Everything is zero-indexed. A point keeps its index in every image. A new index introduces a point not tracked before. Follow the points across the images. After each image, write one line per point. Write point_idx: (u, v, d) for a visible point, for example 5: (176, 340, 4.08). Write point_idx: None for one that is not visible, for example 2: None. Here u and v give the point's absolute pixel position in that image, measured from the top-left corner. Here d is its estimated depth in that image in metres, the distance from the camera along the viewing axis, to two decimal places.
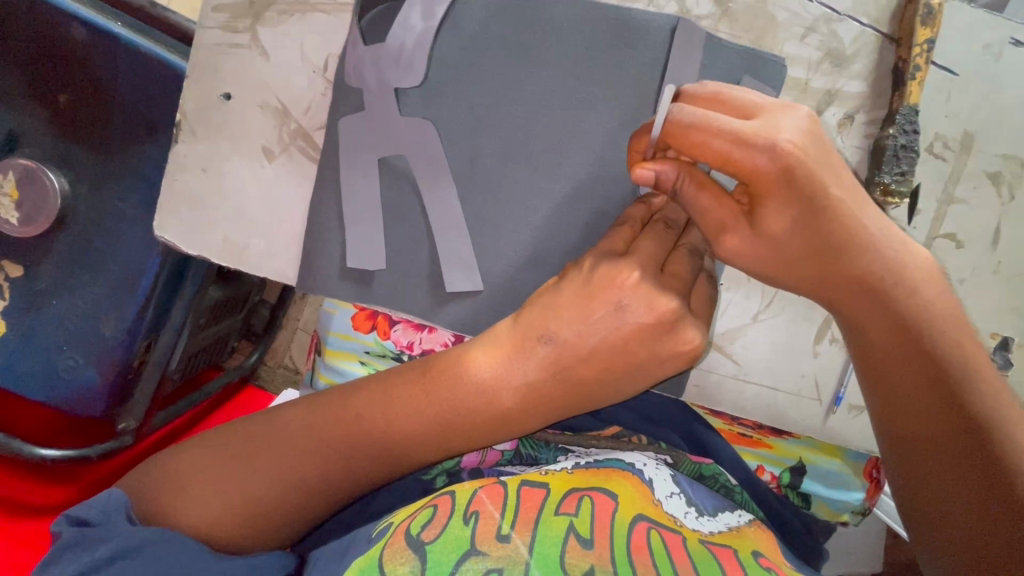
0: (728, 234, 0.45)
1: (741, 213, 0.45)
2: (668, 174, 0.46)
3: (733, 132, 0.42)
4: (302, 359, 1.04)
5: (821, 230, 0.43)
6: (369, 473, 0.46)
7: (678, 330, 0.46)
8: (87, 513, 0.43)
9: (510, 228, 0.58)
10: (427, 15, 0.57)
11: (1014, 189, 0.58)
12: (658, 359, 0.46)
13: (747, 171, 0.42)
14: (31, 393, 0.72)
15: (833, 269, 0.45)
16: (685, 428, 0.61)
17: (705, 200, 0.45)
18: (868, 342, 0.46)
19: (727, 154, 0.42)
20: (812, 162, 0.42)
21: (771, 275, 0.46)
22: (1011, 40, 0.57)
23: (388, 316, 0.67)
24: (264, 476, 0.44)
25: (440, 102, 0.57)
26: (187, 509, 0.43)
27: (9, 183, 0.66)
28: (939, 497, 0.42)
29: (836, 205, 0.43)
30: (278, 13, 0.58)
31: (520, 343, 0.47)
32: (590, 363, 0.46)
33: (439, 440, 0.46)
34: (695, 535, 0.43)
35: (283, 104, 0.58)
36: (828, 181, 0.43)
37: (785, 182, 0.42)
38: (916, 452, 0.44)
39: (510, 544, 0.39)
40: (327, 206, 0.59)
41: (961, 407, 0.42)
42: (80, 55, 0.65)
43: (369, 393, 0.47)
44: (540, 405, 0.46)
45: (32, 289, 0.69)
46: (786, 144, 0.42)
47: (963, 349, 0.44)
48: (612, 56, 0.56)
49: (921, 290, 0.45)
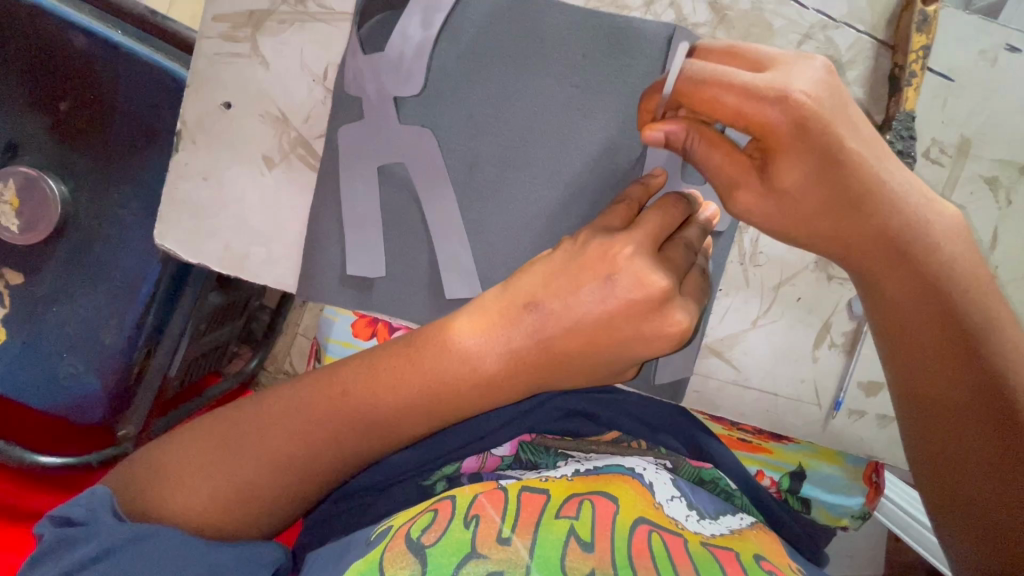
0: (740, 190, 0.46)
1: (753, 167, 0.45)
2: (677, 134, 0.47)
3: (744, 85, 0.42)
4: (303, 364, 1.04)
5: (837, 185, 0.43)
6: (359, 450, 0.46)
7: (665, 311, 0.45)
8: (70, 512, 0.43)
9: (510, 235, 0.58)
10: (426, 23, 0.57)
11: (1011, 193, 0.59)
12: (643, 338, 0.46)
13: (759, 124, 0.42)
14: (32, 401, 0.72)
15: (851, 223, 0.45)
16: (685, 434, 0.61)
17: (716, 157, 0.46)
18: (887, 307, 0.46)
19: (739, 108, 0.42)
20: (827, 113, 0.42)
21: (788, 233, 0.47)
22: (1006, 46, 0.57)
23: (388, 323, 0.68)
24: (255, 457, 0.44)
25: (440, 111, 0.58)
26: (175, 496, 0.43)
27: (9, 190, 0.65)
28: (962, 461, 0.44)
29: (851, 158, 0.43)
30: (279, 22, 0.58)
31: (506, 310, 0.46)
32: (576, 334, 0.46)
33: (427, 413, 0.46)
34: (697, 538, 0.43)
35: (283, 113, 0.58)
36: (844, 132, 0.43)
37: (799, 134, 0.42)
38: (940, 417, 0.45)
39: (511, 547, 0.40)
40: (327, 214, 0.59)
41: (982, 368, 0.43)
42: (80, 63, 0.65)
43: (356, 368, 0.47)
44: (519, 372, 0.46)
45: (33, 297, 0.70)
46: (799, 95, 0.41)
47: (983, 309, 0.45)
48: (609, 64, 0.56)
49: (943, 246, 0.45)
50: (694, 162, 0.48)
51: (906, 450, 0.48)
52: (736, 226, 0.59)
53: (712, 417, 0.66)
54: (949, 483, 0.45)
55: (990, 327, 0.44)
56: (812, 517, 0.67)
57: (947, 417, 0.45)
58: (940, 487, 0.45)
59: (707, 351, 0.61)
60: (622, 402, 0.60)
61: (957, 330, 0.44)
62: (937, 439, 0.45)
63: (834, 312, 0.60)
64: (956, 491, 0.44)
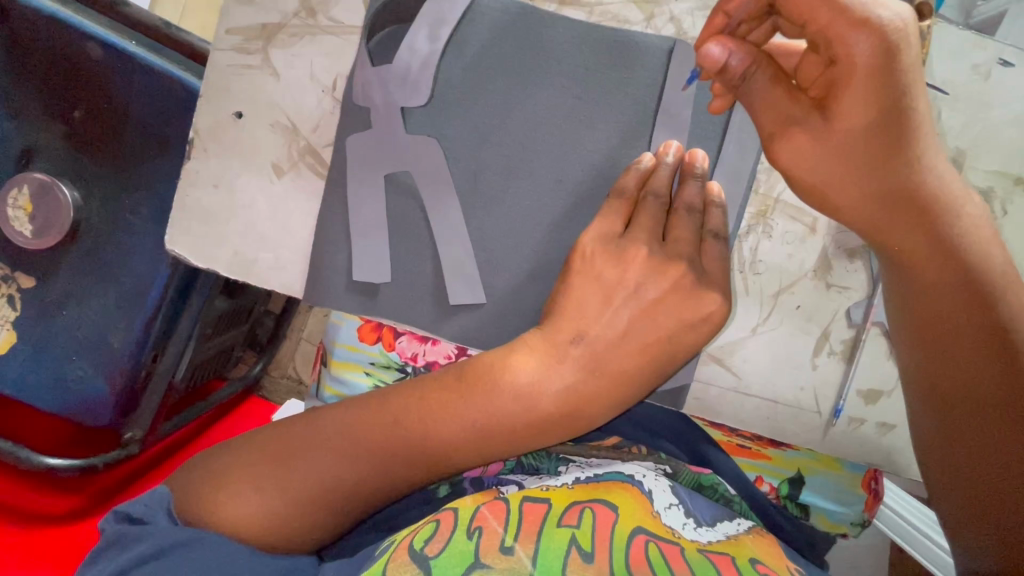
0: (795, 129, 0.47)
1: (813, 108, 0.46)
2: (743, 58, 0.47)
3: (839, 2, 0.41)
4: (306, 370, 1.06)
5: (888, 142, 0.45)
6: (406, 477, 0.47)
7: (700, 297, 0.53)
8: (132, 509, 0.45)
9: (514, 243, 0.59)
10: (432, 37, 0.58)
11: (1006, 204, 0.60)
12: (686, 325, 0.53)
13: (846, 53, 0.42)
14: (40, 403, 0.73)
15: (893, 186, 0.46)
16: (686, 441, 0.64)
17: (777, 94, 0.47)
18: (922, 287, 0.49)
19: (828, 28, 0.42)
20: (910, 51, 0.42)
21: (824, 190, 0.48)
22: (999, 60, 0.59)
23: (394, 328, 0.67)
24: (307, 478, 0.45)
25: (445, 122, 0.59)
26: (227, 508, 0.44)
27: (23, 197, 0.67)
28: (989, 451, 0.46)
29: (913, 116, 0.44)
30: (290, 35, 0.59)
31: (552, 347, 0.51)
32: (623, 350, 0.51)
33: (478, 448, 0.48)
34: (694, 545, 0.44)
35: (293, 123, 0.60)
36: (917, 83, 0.43)
37: (883, 69, 0.42)
38: (960, 404, 0.47)
39: (514, 556, 0.40)
40: (334, 221, 0.60)
41: (1007, 359, 0.46)
42: (94, 72, 0.67)
43: (404, 400, 0.49)
44: (578, 407, 0.50)
45: (45, 300, 0.71)
46: (893, 25, 0.41)
47: (1008, 298, 0.47)
48: (609, 78, 0.58)
49: (973, 228, 0.48)
50: (747, 93, 0.48)
51: (922, 429, 0.50)
52: (736, 233, 0.60)
53: (711, 422, 0.64)
54: (971, 468, 0.47)
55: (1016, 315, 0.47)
56: (811, 525, 0.67)
57: (968, 406, 0.47)
58: (955, 468, 0.48)
59: (708, 358, 0.61)
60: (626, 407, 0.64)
61: (986, 316, 0.47)
62: (963, 427, 0.47)
63: (834, 320, 0.61)
64: (963, 470, 0.47)
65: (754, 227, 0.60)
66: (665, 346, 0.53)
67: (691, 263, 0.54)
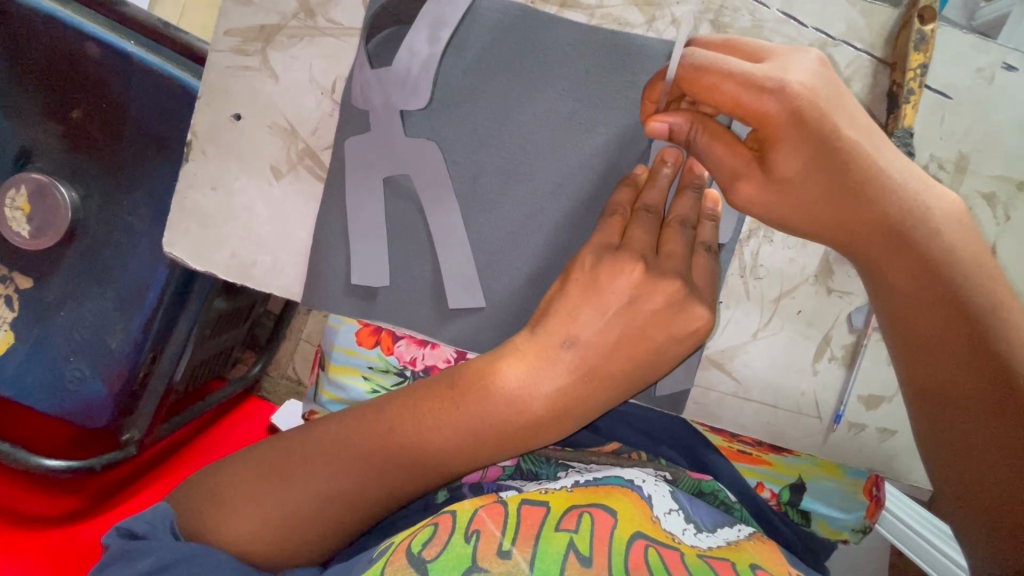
0: (742, 181, 0.50)
1: (753, 160, 0.49)
2: (681, 126, 0.52)
3: (742, 75, 0.47)
4: (305, 370, 1.06)
5: (834, 172, 0.47)
6: (406, 484, 0.47)
7: (688, 308, 0.52)
8: (135, 526, 0.45)
9: (513, 246, 0.59)
10: (432, 39, 0.58)
11: (1009, 209, 0.59)
12: (675, 338, 0.52)
13: (758, 115, 0.47)
14: (37, 404, 0.73)
15: (853, 212, 0.48)
16: (686, 447, 0.64)
17: (718, 149, 0.50)
18: (896, 300, 0.49)
19: (737, 97, 0.47)
20: (823, 101, 0.47)
21: (789, 223, 0.50)
22: (1003, 64, 0.58)
23: (392, 332, 0.66)
24: (302, 487, 0.45)
25: (444, 124, 0.59)
26: (228, 521, 0.44)
27: (20, 197, 0.67)
28: (975, 453, 0.44)
29: (849, 146, 0.47)
30: (289, 36, 0.59)
31: (542, 351, 0.50)
32: (617, 358, 0.50)
33: (469, 456, 0.48)
34: (693, 550, 0.44)
35: (291, 125, 0.60)
36: (841, 122, 0.47)
37: (795, 124, 0.46)
38: (942, 408, 0.46)
39: (510, 560, 0.40)
40: (332, 223, 0.60)
41: (988, 357, 0.44)
42: (92, 71, 0.66)
43: (398, 408, 0.48)
44: (569, 410, 0.49)
45: (43, 301, 0.71)
46: (796, 86, 0.46)
47: (988, 296, 0.46)
48: (610, 81, 0.58)
49: (942, 232, 0.47)
50: (696, 152, 0.52)
51: (918, 442, 0.49)
52: (737, 238, 0.60)
53: (711, 427, 0.65)
54: (962, 477, 0.45)
55: (996, 312, 0.46)
56: (812, 530, 0.67)
57: (949, 409, 0.46)
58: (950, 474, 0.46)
59: (708, 362, 0.61)
60: (626, 412, 0.64)
61: (963, 317, 0.46)
62: (951, 431, 0.45)
63: (835, 325, 0.61)
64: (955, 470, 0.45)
65: (755, 232, 0.60)
66: (666, 352, 0.52)
67: (689, 269, 0.54)
